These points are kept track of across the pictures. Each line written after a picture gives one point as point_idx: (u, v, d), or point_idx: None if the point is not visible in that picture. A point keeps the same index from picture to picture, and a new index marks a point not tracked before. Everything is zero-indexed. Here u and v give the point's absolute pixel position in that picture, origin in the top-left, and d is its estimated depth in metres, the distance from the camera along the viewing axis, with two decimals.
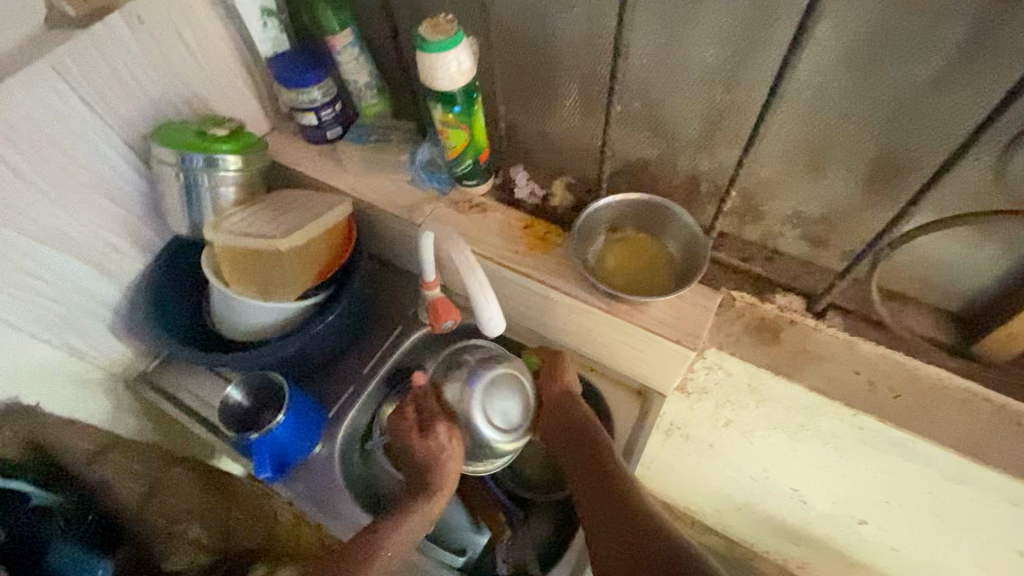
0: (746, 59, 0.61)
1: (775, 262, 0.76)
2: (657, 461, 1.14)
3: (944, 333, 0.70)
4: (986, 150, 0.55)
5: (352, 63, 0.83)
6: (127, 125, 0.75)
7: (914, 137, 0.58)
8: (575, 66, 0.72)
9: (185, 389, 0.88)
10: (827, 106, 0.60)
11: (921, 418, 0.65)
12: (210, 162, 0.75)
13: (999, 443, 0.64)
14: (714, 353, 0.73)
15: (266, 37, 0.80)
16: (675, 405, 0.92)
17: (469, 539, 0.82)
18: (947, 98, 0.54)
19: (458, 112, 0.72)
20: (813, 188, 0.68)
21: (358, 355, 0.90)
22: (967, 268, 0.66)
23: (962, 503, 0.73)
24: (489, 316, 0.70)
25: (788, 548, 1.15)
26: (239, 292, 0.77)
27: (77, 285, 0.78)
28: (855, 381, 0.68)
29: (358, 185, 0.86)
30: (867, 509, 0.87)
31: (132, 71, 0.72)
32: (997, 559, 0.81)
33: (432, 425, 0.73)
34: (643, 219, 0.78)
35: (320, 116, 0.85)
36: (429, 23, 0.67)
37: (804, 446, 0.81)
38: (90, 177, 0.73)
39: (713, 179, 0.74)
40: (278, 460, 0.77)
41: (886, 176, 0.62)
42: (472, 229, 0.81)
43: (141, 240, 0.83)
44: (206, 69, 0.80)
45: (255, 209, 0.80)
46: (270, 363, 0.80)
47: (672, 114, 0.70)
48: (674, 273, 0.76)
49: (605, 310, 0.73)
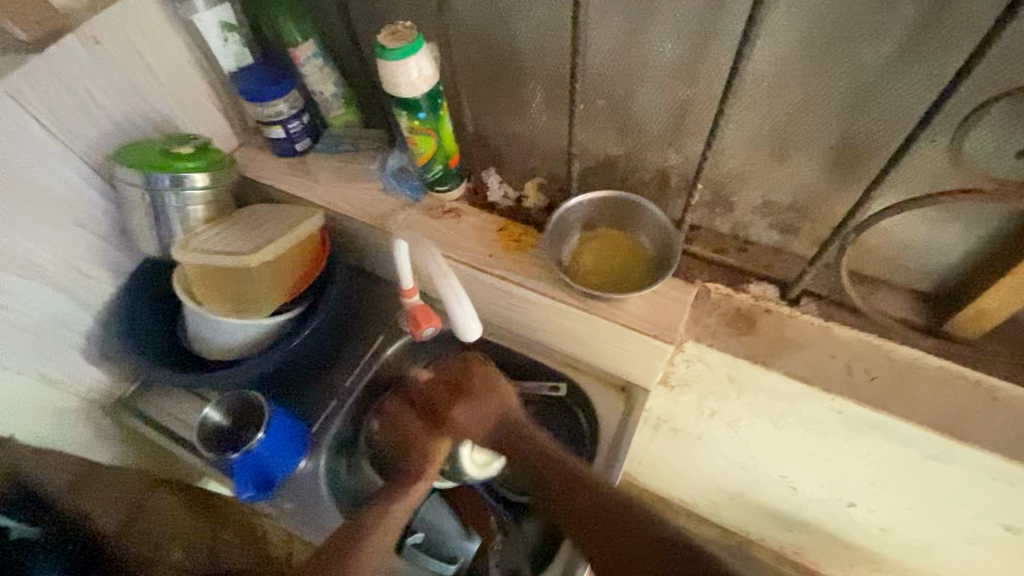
0: (704, 51, 0.61)
1: (748, 252, 0.77)
2: (647, 455, 1.15)
3: (915, 313, 0.71)
4: (941, 131, 0.56)
5: (316, 74, 0.82)
6: (87, 147, 0.73)
7: (872, 120, 0.59)
8: (539, 67, 0.72)
9: (164, 411, 0.87)
10: (786, 95, 0.60)
11: (896, 399, 0.66)
12: (177, 181, 0.74)
13: (974, 419, 0.64)
14: (692, 346, 0.73)
15: (228, 52, 0.79)
16: (660, 399, 0.92)
17: (460, 547, 0.80)
18: (901, 81, 0.55)
19: (423, 118, 0.72)
20: (779, 176, 0.68)
21: (340, 368, 0.88)
22: (934, 247, 0.66)
23: (943, 481, 0.74)
24: (465, 319, 0.69)
25: (781, 534, 1.16)
26: (213, 312, 0.76)
27: (46, 312, 0.76)
28: (831, 366, 0.68)
29: (330, 196, 0.85)
30: (854, 492, 0.88)
31: (91, 92, 0.71)
32: (983, 535, 0.82)
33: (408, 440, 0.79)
34: (615, 215, 0.78)
35: (287, 128, 0.85)
36: (389, 31, 0.67)
37: (787, 432, 0.81)
38: (53, 202, 0.72)
39: (682, 172, 0.74)
40: (261, 477, 0.76)
41: (849, 161, 0.63)
42: (447, 234, 0.80)
43: (111, 263, 0.81)
44: (168, 86, 0.80)
45: (225, 225, 0.79)
46: (248, 381, 0.79)
47: (638, 110, 0.70)
48: (649, 269, 0.76)
49: (583, 309, 0.73)
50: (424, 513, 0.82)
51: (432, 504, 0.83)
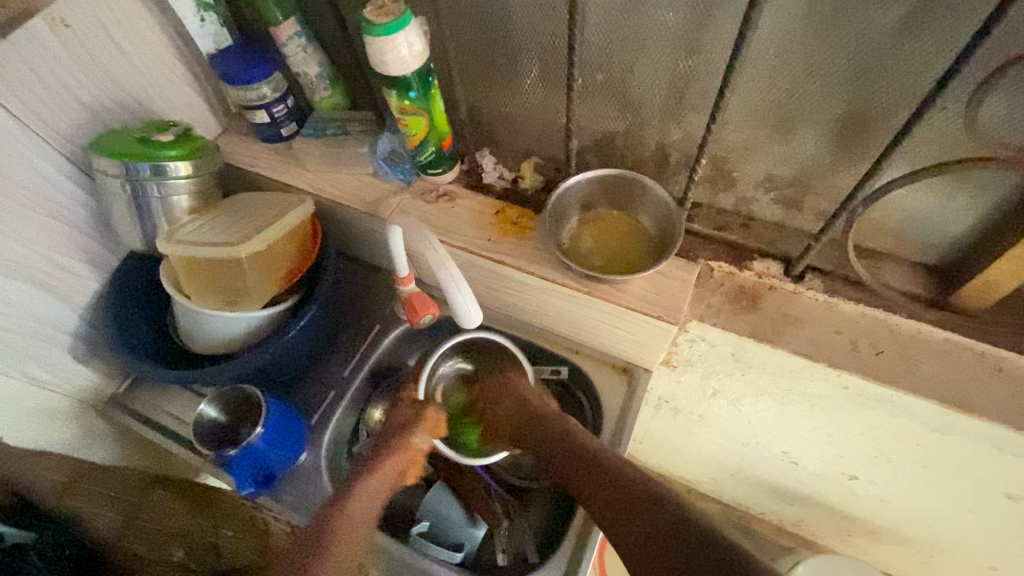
0: (706, 20, 0.59)
1: (751, 229, 0.75)
2: (648, 434, 1.15)
3: (920, 286, 0.70)
4: (955, 98, 0.54)
5: (299, 55, 0.78)
6: (62, 136, 0.70)
7: (882, 87, 0.57)
8: (533, 42, 0.70)
9: (158, 408, 0.85)
10: (793, 64, 0.58)
11: (903, 373, 0.65)
12: (158, 170, 0.71)
13: (981, 391, 0.64)
14: (696, 326, 0.72)
15: (205, 33, 0.76)
16: (663, 379, 0.91)
17: (466, 534, 0.78)
18: (914, 46, 0.53)
19: (414, 98, 0.69)
20: (783, 150, 0.66)
21: (337, 357, 0.88)
22: (940, 219, 0.65)
23: (947, 452, 0.74)
24: (464, 305, 0.66)
25: (781, 508, 1.17)
26: (203, 306, 0.74)
27: (29, 311, 0.74)
28: (837, 342, 0.67)
29: (319, 183, 0.83)
30: (856, 465, 0.88)
31: (61, 78, 0.67)
32: (984, 503, 0.83)
33: (409, 430, 0.74)
34: (615, 194, 0.76)
35: (272, 112, 0.81)
36: (375, 6, 0.64)
37: (790, 409, 0.81)
38: (30, 196, 0.69)
39: (683, 148, 0.72)
40: (261, 473, 0.75)
41: (856, 131, 0.61)
42: (442, 219, 0.78)
43: (94, 258, 0.78)
44: (144, 70, 0.76)
45: (211, 216, 0.76)
46: (244, 374, 0.77)
47: (637, 84, 0.67)
48: (651, 248, 0.74)
49: (585, 292, 0.71)
50: (429, 501, 0.81)
51: (436, 491, 0.81)
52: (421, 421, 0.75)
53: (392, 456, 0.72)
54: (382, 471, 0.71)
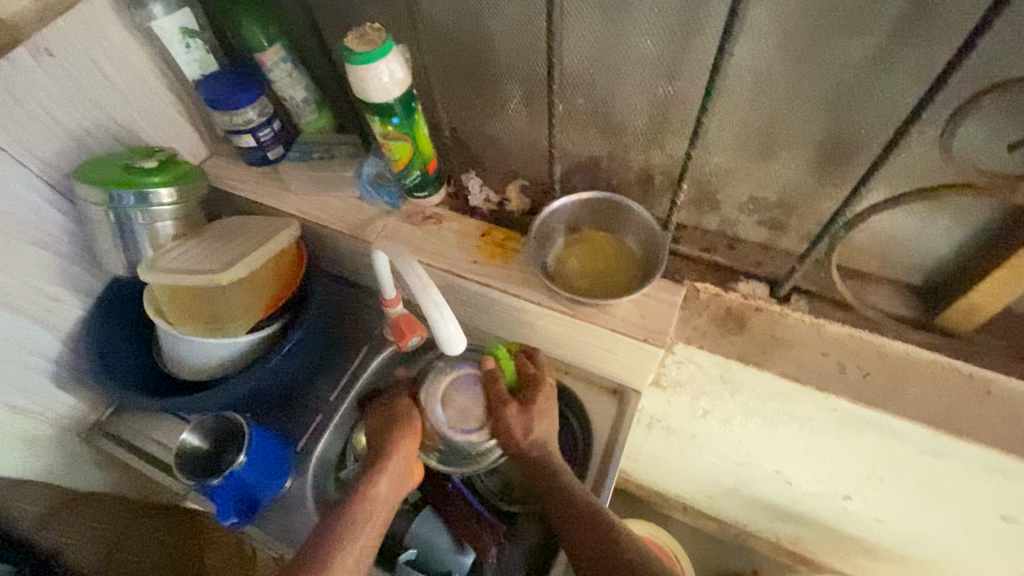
0: (685, 49, 0.59)
1: (736, 250, 0.75)
2: (642, 453, 1.13)
3: (906, 306, 0.70)
4: (932, 125, 0.54)
5: (286, 80, 0.79)
6: (45, 165, 0.70)
7: (860, 113, 0.57)
8: (514, 68, 0.70)
9: (143, 436, 0.84)
10: (772, 91, 0.58)
11: (891, 396, 0.64)
12: (142, 198, 0.70)
13: (969, 414, 0.63)
14: (683, 348, 0.71)
15: (192, 59, 0.75)
16: (654, 399, 0.90)
17: (454, 562, 0.76)
18: (890, 76, 0.53)
19: (397, 123, 0.69)
20: (766, 172, 0.66)
21: (323, 382, 0.87)
22: (923, 241, 0.65)
23: (940, 473, 0.73)
24: (448, 332, 0.65)
25: (778, 526, 1.16)
26: (187, 332, 0.73)
27: (11, 338, 0.73)
28: (825, 364, 0.67)
29: (304, 206, 0.82)
30: (850, 485, 0.87)
31: (45, 107, 0.67)
32: (979, 524, 0.82)
33: (398, 424, 0.72)
34: (601, 217, 0.76)
35: (258, 137, 0.81)
36: (357, 34, 0.64)
37: (781, 430, 0.80)
38: (13, 225, 0.69)
39: (667, 171, 0.72)
40: (245, 502, 0.73)
41: (837, 155, 0.61)
42: (427, 242, 0.78)
43: (78, 285, 0.78)
44: (130, 97, 0.76)
45: (196, 242, 0.76)
46: (230, 402, 0.76)
47: (619, 110, 0.68)
48: (636, 271, 0.74)
49: (571, 315, 0.71)
50: (417, 528, 0.79)
51: (425, 517, 0.79)
52: (410, 419, 0.73)
53: (396, 453, 0.69)
54: (389, 467, 0.69)
